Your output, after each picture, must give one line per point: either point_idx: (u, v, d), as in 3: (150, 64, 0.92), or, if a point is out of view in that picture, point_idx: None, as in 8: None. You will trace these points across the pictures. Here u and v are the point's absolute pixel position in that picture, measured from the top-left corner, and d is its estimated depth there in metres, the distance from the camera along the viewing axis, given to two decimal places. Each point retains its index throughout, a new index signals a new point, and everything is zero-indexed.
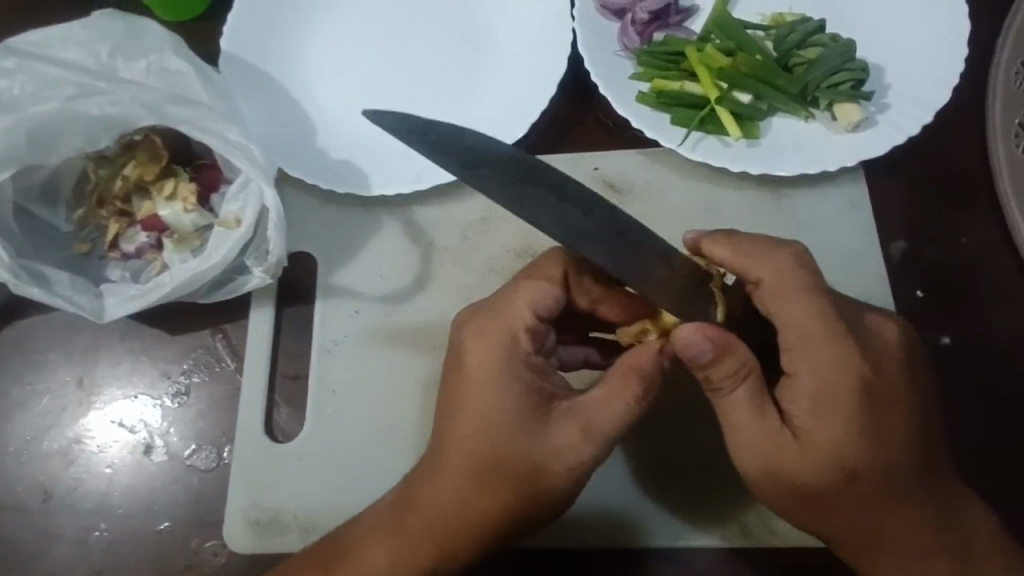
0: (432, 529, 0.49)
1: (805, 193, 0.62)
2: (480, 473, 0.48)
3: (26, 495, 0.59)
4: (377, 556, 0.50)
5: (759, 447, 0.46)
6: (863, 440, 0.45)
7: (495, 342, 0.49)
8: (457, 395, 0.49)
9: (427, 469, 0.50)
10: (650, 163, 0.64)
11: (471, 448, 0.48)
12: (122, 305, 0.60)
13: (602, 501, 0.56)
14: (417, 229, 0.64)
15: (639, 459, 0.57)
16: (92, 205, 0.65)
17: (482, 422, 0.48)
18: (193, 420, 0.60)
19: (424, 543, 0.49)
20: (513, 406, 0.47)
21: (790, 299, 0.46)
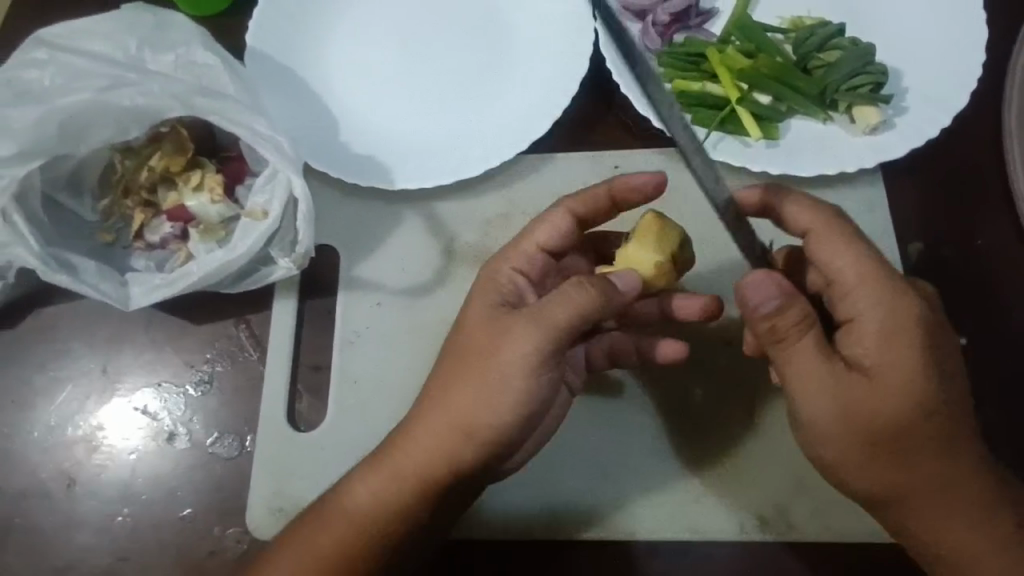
0: (431, 438, 0.49)
1: (823, 194, 0.63)
2: (466, 371, 0.49)
3: (50, 480, 0.59)
4: (374, 480, 0.50)
5: (818, 388, 0.45)
6: (919, 376, 0.44)
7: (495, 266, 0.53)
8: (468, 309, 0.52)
9: (437, 388, 0.50)
10: (669, 162, 0.65)
11: (461, 355, 0.50)
12: (148, 294, 0.60)
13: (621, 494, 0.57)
14: (438, 222, 0.65)
15: (670, 430, 0.58)
16: (118, 195, 0.66)
17: (471, 330, 0.50)
18: (216, 408, 0.61)
19: (414, 465, 0.50)
20: (485, 312, 0.50)
21: (836, 246, 0.47)
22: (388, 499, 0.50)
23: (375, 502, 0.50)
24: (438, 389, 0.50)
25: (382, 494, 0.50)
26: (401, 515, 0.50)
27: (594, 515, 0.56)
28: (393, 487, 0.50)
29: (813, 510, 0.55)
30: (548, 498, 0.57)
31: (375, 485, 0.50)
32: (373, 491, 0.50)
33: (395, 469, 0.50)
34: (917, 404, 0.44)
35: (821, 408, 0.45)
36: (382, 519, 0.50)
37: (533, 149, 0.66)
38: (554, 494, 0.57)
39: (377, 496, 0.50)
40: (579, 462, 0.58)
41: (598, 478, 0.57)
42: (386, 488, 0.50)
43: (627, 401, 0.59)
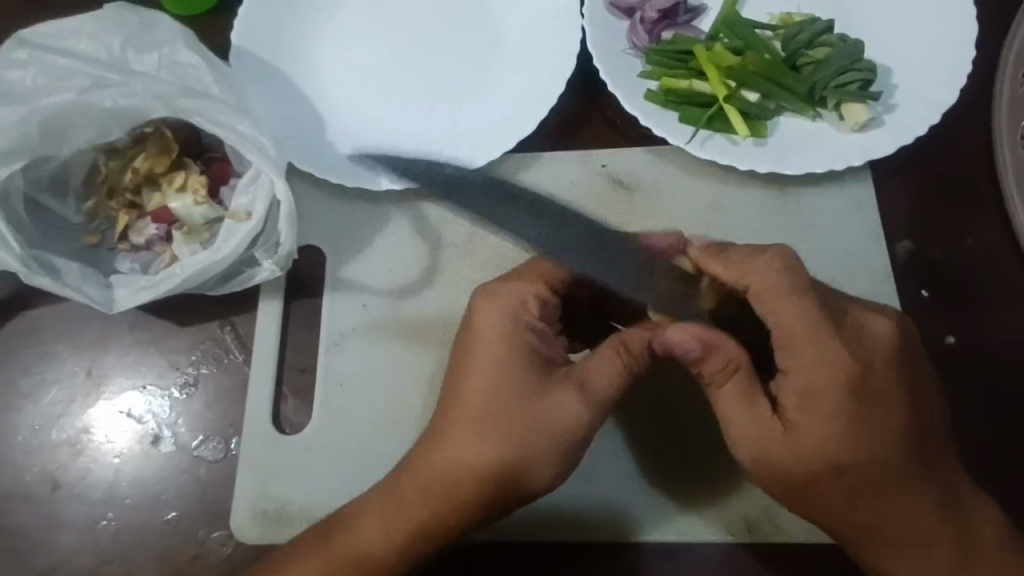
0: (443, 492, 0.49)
1: (812, 192, 0.62)
2: (485, 428, 0.48)
3: (34, 484, 0.59)
4: (371, 531, 0.50)
5: (752, 439, 0.46)
6: (853, 427, 0.45)
7: (504, 318, 0.50)
8: (465, 366, 0.50)
9: (433, 436, 0.50)
10: (657, 160, 0.64)
11: (472, 415, 0.48)
12: (132, 297, 0.60)
13: (607, 496, 0.56)
14: (424, 222, 0.65)
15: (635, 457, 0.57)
16: (102, 196, 0.66)
17: (487, 394, 0.48)
18: (201, 411, 0.60)
19: (419, 517, 0.50)
20: (514, 375, 0.48)
21: (775, 299, 0.46)
22: (388, 549, 0.50)
23: (376, 551, 0.50)
24: (435, 440, 0.50)
25: (387, 539, 0.50)
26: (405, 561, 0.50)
27: (581, 517, 0.56)
28: (395, 535, 0.50)
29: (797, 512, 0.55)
30: (534, 499, 0.57)
31: (372, 533, 0.50)
32: (369, 541, 0.50)
33: (398, 518, 0.50)
34: (851, 453, 0.45)
35: (746, 457, 0.47)
36: (378, 565, 0.50)
37: (519, 148, 0.66)
38: (542, 495, 0.57)
39: (393, 547, 0.50)
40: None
41: (582, 483, 0.57)
42: (388, 537, 0.50)
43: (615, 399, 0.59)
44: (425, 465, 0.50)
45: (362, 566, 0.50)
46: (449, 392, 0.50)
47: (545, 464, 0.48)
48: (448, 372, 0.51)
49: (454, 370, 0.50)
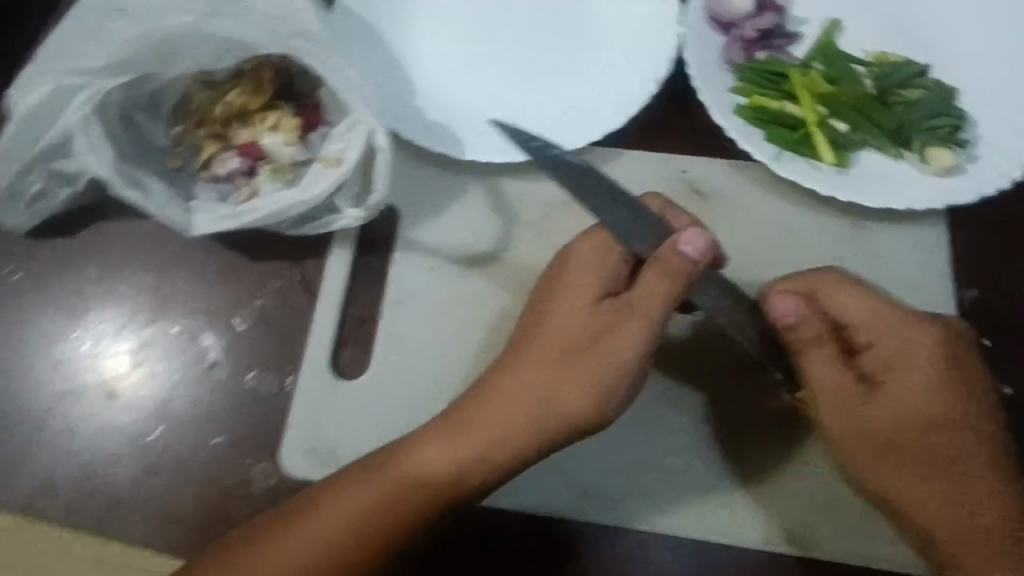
0: (511, 411, 0.52)
1: (886, 227, 0.63)
2: (570, 348, 0.52)
3: (89, 390, 0.60)
4: (430, 455, 0.52)
5: (833, 402, 0.51)
6: (932, 401, 0.50)
7: (595, 260, 0.55)
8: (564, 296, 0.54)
9: (507, 360, 0.54)
10: (736, 173, 0.65)
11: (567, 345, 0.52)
12: (212, 223, 0.61)
13: (647, 486, 0.57)
14: (499, 197, 0.66)
15: (679, 455, 0.58)
16: (191, 124, 0.67)
17: (580, 319, 0.53)
18: (258, 346, 0.62)
19: (493, 433, 0.52)
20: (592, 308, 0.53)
21: (836, 289, 0.53)
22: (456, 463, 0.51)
23: (445, 467, 0.51)
24: (509, 363, 0.53)
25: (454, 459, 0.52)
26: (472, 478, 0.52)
27: (618, 503, 0.57)
28: (465, 450, 0.52)
29: (835, 530, 0.56)
30: (575, 480, 0.58)
31: (443, 452, 0.52)
32: (436, 455, 0.52)
33: (470, 439, 0.52)
34: (933, 424, 0.50)
35: (834, 420, 0.51)
36: (448, 480, 0.51)
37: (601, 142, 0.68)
38: (582, 477, 0.58)
39: (447, 465, 0.51)
40: (609, 450, 0.58)
41: (624, 470, 0.58)
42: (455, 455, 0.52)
43: (665, 396, 0.59)
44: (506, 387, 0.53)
45: (427, 478, 0.51)
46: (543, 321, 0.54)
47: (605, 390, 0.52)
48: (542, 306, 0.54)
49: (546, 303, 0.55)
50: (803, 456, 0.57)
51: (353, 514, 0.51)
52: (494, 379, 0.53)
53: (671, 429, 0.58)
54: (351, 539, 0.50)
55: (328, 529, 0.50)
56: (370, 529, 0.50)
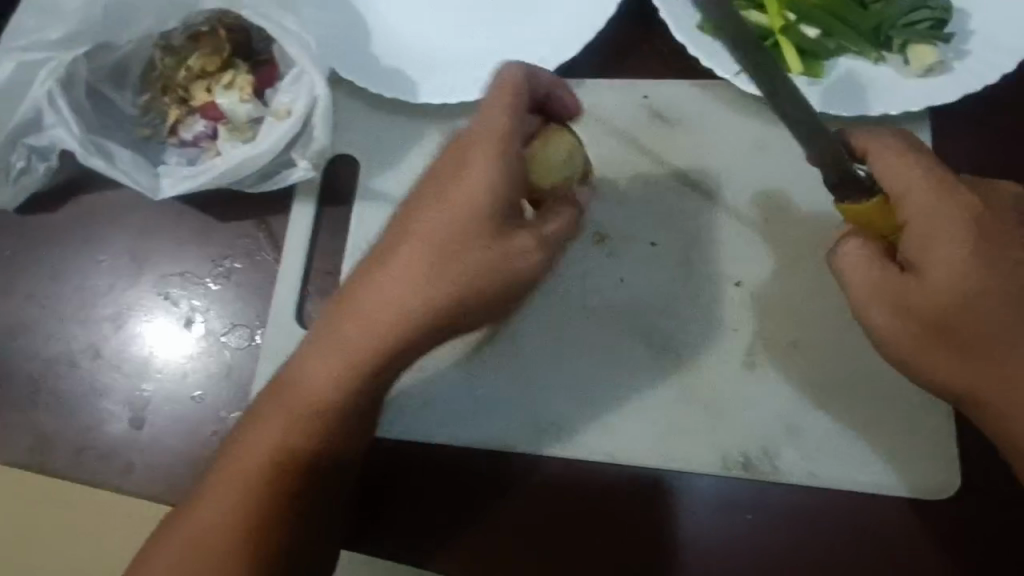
0: (376, 321, 0.47)
1: (863, 137, 0.58)
2: (460, 245, 0.47)
3: (80, 354, 0.64)
4: (315, 384, 0.49)
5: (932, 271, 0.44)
6: (1008, 321, 0.44)
7: (492, 143, 0.47)
8: (440, 186, 0.48)
9: (370, 270, 0.48)
10: (702, 95, 0.62)
11: (434, 267, 0.47)
12: (176, 186, 0.64)
13: (604, 414, 0.55)
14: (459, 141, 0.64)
15: (629, 385, 0.56)
16: (158, 91, 0.67)
17: (463, 209, 0.46)
18: (230, 301, 0.64)
19: (364, 343, 0.48)
20: (480, 209, 0.46)
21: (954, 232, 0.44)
22: (340, 385, 0.49)
23: (324, 392, 0.49)
24: (371, 273, 0.48)
25: (337, 380, 0.49)
26: (358, 384, 0.49)
27: (574, 433, 0.55)
28: (350, 347, 0.48)
29: (802, 453, 0.53)
30: (529, 411, 0.56)
31: (323, 376, 0.49)
32: (319, 376, 0.49)
33: (346, 356, 0.48)
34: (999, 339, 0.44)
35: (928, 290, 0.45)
36: (332, 403, 0.49)
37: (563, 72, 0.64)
38: (539, 411, 0.56)
39: (334, 386, 0.49)
40: (554, 364, 0.57)
41: (567, 403, 0.56)
42: (341, 363, 0.48)
43: (621, 326, 0.57)
44: (382, 275, 0.48)
45: (307, 407, 0.49)
46: (412, 202, 0.49)
47: (483, 236, 0.47)
48: (412, 202, 0.49)
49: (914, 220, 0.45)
50: (757, 364, 0.55)
51: (281, 433, 0.49)
52: (362, 281, 0.48)
53: (622, 337, 0.57)
54: (254, 492, 0.48)
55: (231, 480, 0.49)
56: (268, 475, 0.49)
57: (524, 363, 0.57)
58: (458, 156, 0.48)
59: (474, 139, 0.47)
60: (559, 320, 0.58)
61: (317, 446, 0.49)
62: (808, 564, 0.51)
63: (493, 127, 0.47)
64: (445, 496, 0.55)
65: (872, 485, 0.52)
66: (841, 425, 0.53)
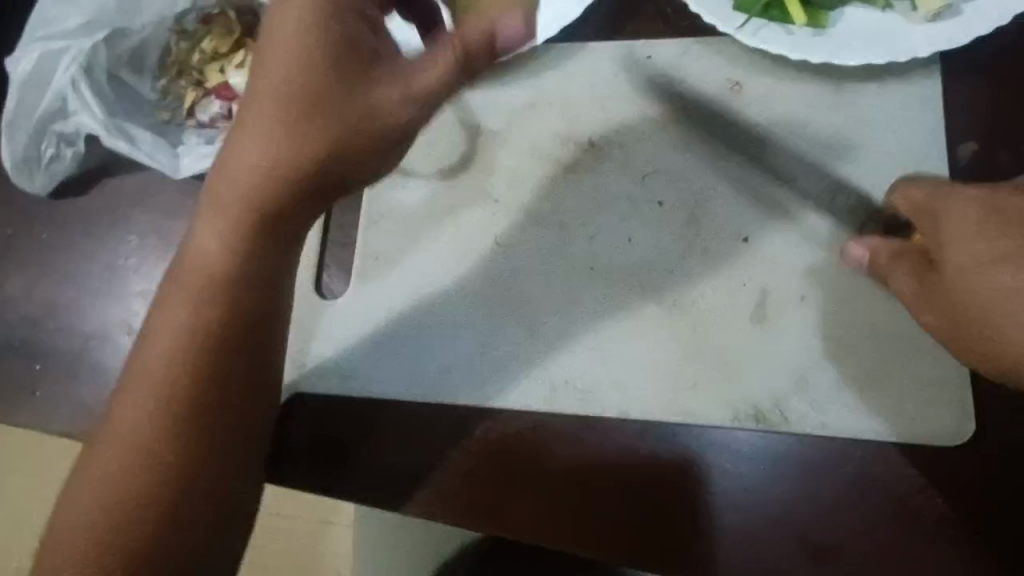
0: (259, 178, 0.45)
1: (869, 87, 0.58)
2: (316, 94, 0.45)
3: (116, 329, 0.68)
4: (209, 248, 0.47)
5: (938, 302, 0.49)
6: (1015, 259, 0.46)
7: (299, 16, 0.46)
8: (263, 51, 0.46)
9: (237, 130, 0.46)
10: (704, 53, 0.61)
11: (317, 114, 0.45)
12: (196, 164, 0.67)
13: (618, 375, 0.56)
14: (464, 108, 0.65)
15: (637, 336, 0.57)
16: (174, 75, 0.70)
17: (300, 60, 0.45)
18: None
19: (246, 197, 0.46)
20: (323, 62, 0.45)
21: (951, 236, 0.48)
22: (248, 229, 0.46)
23: (217, 260, 0.47)
24: (239, 133, 0.46)
25: (229, 234, 0.46)
26: (267, 205, 0.46)
27: (588, 392, 0.56)
28: (238, 190, 0.46)
29: (813, 403, 0.53)
30: (542, 373, 0.57)
31: (213, 237, 0.46)
32: (208, 250, 0.47)
33: (230, 215, 0.46)
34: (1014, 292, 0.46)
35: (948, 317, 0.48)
36: (234, 252, 0.46)
37: (566, 36, 0.65)
38: (551, 368, 0.57)
39: (224, 248, 0.47)
40: (565, 319, 0.58)
41: (574, 354, 0.57)
42: (243, 203, 0.46)
43: (627, 283, 0.58)
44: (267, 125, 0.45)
45: (214, 275, 0.47)
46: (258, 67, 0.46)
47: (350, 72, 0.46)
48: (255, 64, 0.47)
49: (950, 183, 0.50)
50: (766, 317, 0.55)
51: (179, 331, 0.46)
52: (238, 138, 0.46)
53: (633, 295, 0.58)
54: (193, 366, 0.45)
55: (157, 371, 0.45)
56: (170, 387, 0.45)
57: (532, 314, 0.59)
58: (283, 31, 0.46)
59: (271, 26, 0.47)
60: (570, 276, 0.59)
61: (231, 303, 0.47)
62: (826, 518, 0.50)
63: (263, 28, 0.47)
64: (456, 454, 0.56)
65: (885, 433, 0.52)
66: (851, 373, 0.53)
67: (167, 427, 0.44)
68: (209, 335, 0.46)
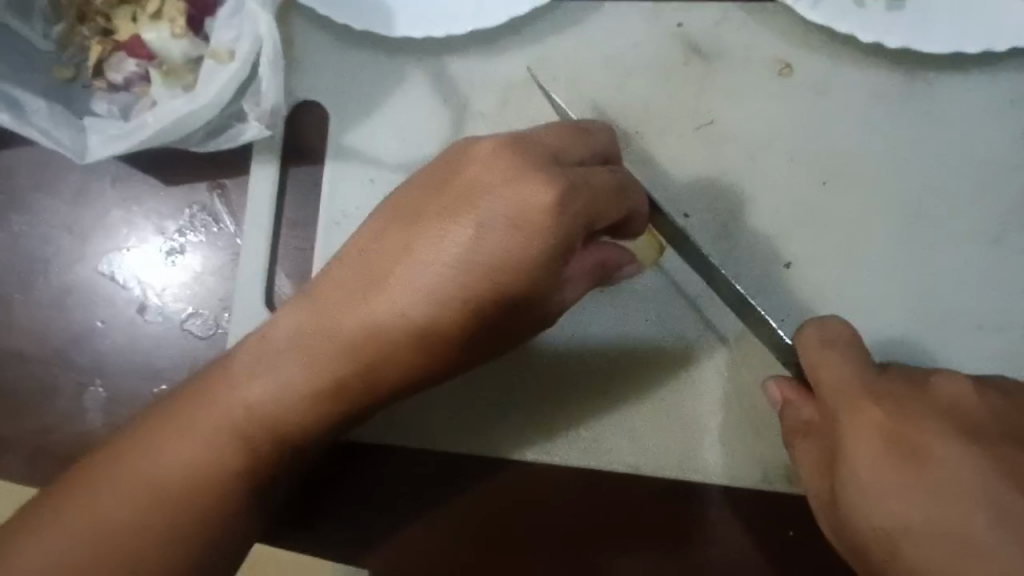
0: (359, 334, 0.37)
1: (950, 77, 0.47)
2: (470, 274, 0.36)
3: (21, 344, 0.55)
4: (279, 372, 0.39)
5: (833, 513, 0.38)
6: (904, 459, 0.35)
7: (581, 200, 0.36)
8: (481, 199, 0.36)
9: (361, 259, 0.38)
10: (749, 24, 0.49)
11: (459, 289, 0.36)
12: (107, 146, 0.52)
13: (652, 435, 0.48)
14: (448, 83, 0.53)
15: (675, 394, 0.48)
16: (73, 21, 0.55)
17: (473, 251, 0.36)
18: (188, 282, 0.55)
19: (335, 354, 0.38)
20: (497, 247, 0.36)
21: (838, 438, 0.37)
22: (324, 414, 0.40)
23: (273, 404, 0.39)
24: (363, 267, 0.38)
25: (298, 378, 0.39)
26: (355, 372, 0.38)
27: (596, 443, 0.49)
28: (326, 362, 0.38)
29: None
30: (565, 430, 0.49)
31: (282, 371, 0.39)
32: (267, 394, 0.39)
33: (311, 355, 0.38)
34: (918, 500, 0.34)
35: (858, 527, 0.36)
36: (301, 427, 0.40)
37: None
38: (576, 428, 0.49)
39: (290, 392, 0.39)
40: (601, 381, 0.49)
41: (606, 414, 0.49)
42: (321, 381, 0.38)
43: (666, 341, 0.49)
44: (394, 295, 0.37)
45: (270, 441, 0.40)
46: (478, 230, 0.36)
47: (530, 292, 0.36)
48: (424, 188, 0.38)
49: (822, 342, 0.39)
50: None
51: (207, 444, 0.40)
52: (356, 256, 0.38)
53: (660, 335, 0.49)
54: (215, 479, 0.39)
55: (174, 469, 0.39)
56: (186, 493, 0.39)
57: (592, 419, 0.49)
58: (528, 208, 0.35)
59: (515, 178, 0.36)
60: (628, 359, 0.49)
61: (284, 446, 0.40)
62: None
63: (502, 166, 0.36)
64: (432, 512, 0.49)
65: None
66: None
67: (169, 517, 0.38)
68: (233, 486, 0.39)
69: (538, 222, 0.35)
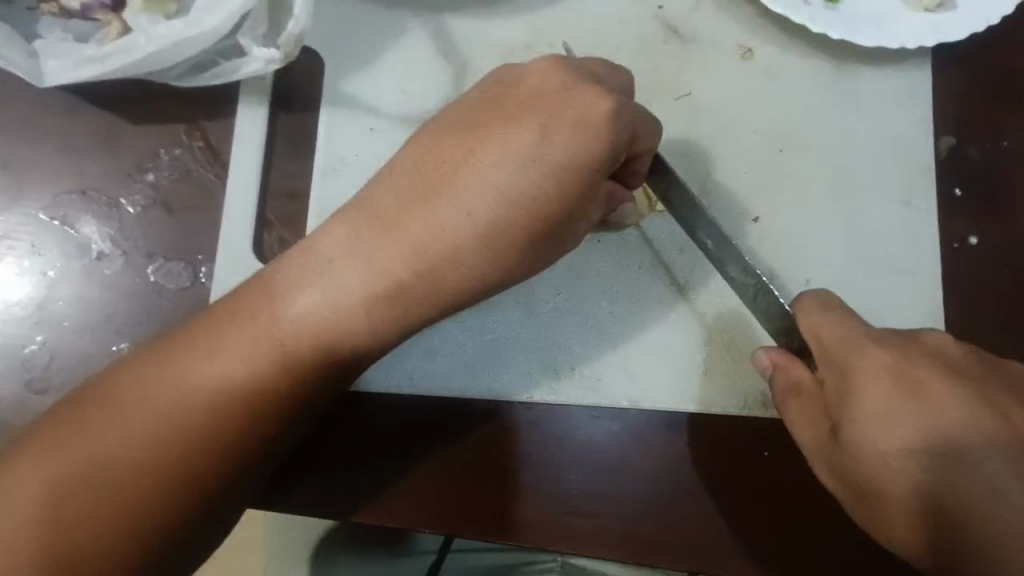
0: (423, 237, 0.39)
1: (869, 71, 0.58)
2: (533, 173, 0.38)
3: None
4: (340, 282, 0.39)
5: (826, 432, 0.42)
6: (896, 391, 0.40)
7: (627, 113, 0.39)
8: (543, 106, 0.39)
9: (420, 169, 0.40)
10: (716, 13, 0.57)
11: (523, 190, 0.38)
12: (72, 70, 0.47)
13: (649, 366, 0.52)
14: (448, 42, 0.54)
15: (668, 331, 0.53)
16: None
17: (536, 151, 0.38)
18: (156, 229, 0.49)
19: (399, 257, 0.39)
20: (556, 148, 0.38)
21: (854, 374, 0.41)
22: (377, 323, 0.40)
23: (326, 313, 0.39)
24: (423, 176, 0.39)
25: (357, 286, 0.39)
26: (418, 275, 0.39)
27: (599, 382, 0.52)
28: (385, 268, 0.39)
29: None
30: (571, 364, 0.52)
31: (341, 282, 0.39)
32: (317, 305, 0.39)
33: (373, 262, 0.39)
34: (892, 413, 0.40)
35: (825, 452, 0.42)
36: (351, 338, 0.40)
37: None
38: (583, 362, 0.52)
39: (346, 303, 0.39)
40: (604, 319, 0.53)
41: (608, 348, 0.52)
42: (380, 288, 0.39)
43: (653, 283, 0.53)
44: (456, 200, 0.39)
45: (317, 351, 0.40)
46: (541, 136, 0.38)
47: (582, 195, 0.39)
48: (482, 102, 0.40)
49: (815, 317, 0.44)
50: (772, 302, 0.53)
51: (248, 357, 0.39)
52: (419, 166, 0.40)
53: (645, 277, 0.53)
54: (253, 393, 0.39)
55: (210, 382, 0.39)
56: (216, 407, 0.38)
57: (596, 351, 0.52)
58: (587, 117, 0.38)
59: (570, 89, 0.39)
60: (623, 299, 0.53)
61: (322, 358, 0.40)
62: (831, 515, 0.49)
63: (557, 77, 0.39)
64: (440, 453, 0.49)
65: None
66: None
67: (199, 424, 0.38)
68: (272, 395, 0.39)
69: (595, 127, 0.38)
